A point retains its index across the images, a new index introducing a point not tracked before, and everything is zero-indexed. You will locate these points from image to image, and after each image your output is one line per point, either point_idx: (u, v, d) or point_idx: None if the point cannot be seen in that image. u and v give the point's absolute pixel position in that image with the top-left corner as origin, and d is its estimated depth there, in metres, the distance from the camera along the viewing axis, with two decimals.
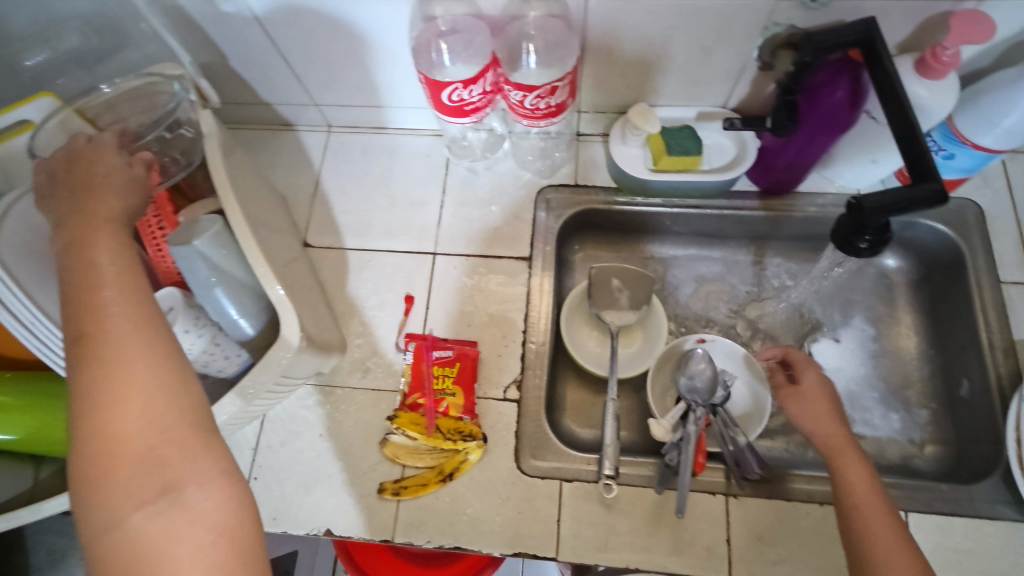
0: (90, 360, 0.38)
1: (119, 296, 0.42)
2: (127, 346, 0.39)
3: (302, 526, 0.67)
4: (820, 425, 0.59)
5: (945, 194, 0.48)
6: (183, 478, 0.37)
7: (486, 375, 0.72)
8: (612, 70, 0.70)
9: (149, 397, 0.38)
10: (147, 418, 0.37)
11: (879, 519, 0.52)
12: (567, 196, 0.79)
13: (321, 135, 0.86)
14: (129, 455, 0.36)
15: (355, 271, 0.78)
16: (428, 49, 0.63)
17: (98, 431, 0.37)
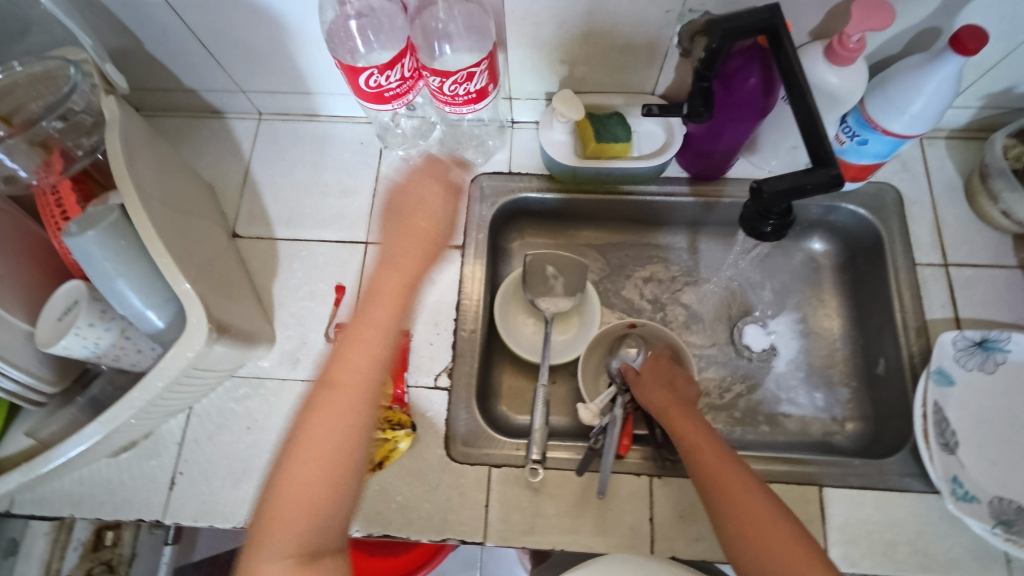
0: (309, 418, 0.53)
1: (347, 384, 0.55)
2: (342, 410, 0.54)
3: (230, 519, 0.66)
4: (653, 394, 0.64)
5: (841, 178, 0.49)
6: (281, 532, 0.51)
7: (417, 363, 0.72)
8: (536, 55, 0.69)
9: (348, 468, 0.53)
10: (342, 478, 0.53)
11: (722, 463, 0.54)
12: (500, 183, 0.79)
13: (251, 122, 0.84)
14: (307, 504, 0.52)
15: (286, 262, 0.77)
16: (344, 36, 0.62)
17: (307, 475, 0.52)
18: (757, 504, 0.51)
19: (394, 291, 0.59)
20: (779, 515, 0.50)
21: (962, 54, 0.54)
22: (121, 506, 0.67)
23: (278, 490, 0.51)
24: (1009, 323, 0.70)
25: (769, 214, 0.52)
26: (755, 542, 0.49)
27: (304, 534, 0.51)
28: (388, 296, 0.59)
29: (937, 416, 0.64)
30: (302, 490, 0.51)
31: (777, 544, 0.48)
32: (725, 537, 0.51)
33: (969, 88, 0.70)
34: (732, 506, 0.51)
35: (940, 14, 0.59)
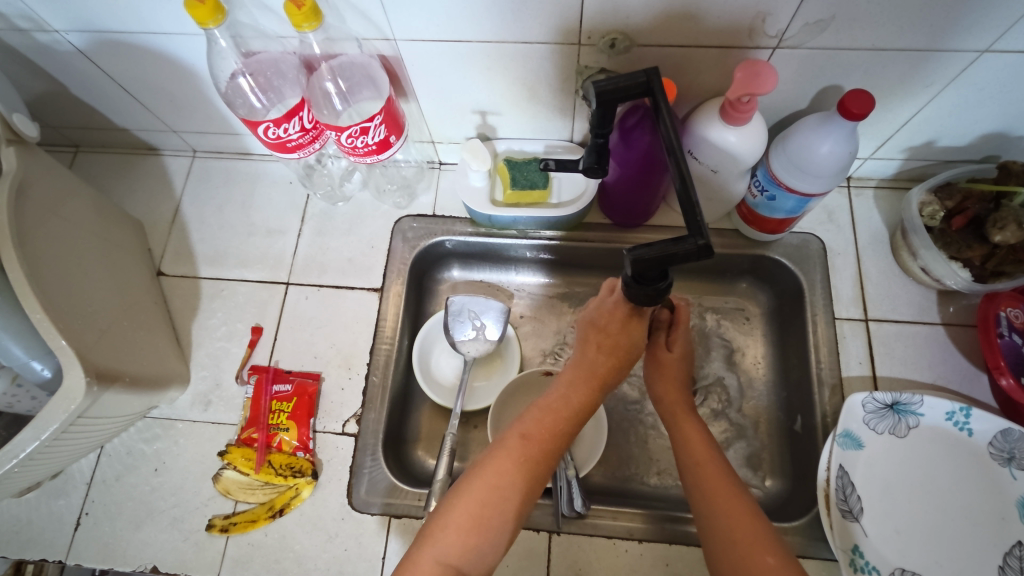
0: (513, 442, 0.54)
1: (541, 441, 0.54)
2: (529, 452, 0.54)
3: (130, 562, 0.66)
4: (668, 391, 0.63)
5: (710, 246, 0.49)
6: (480, 546, 0.49)
7: (327, 409, 0.72)
8: (450, 105, 0.70)
9: (519, 498, 0.52)
10: (503, 503, 0.51)
11: (720, 476, 0.53)
12: (425, 226, 0.80)
13: (186, 159, 0.86)
14: (472, 522, 0.50)
15: (206, 301, 0.78)
16: (239, 93, 0.63)
17: (473, 492, 0.51)
18: (751, 526, 0.49)
19: (578, 371, 0.60)
20: (773, 539, 0.48)
21: (849, 118, 0.54)
22: (26, 545, 0.68)
23: (481, 503, 0.51)
24: (928, 382, 0.68)
25: (643, 280, 0.51)
26: (747, 561, 0.47)
27: (487, 555, 0.50)
28: (584, 370, 0.60)
29: (841, 480, 0.63)
30: (478, 502, 0.51)
31: (756, 548, 0.47)
32: (711, 547, 0.50)
33: (888, 141, 0.68)
34: (727, 519, 0.50)
35: (835, 74, 0.59)
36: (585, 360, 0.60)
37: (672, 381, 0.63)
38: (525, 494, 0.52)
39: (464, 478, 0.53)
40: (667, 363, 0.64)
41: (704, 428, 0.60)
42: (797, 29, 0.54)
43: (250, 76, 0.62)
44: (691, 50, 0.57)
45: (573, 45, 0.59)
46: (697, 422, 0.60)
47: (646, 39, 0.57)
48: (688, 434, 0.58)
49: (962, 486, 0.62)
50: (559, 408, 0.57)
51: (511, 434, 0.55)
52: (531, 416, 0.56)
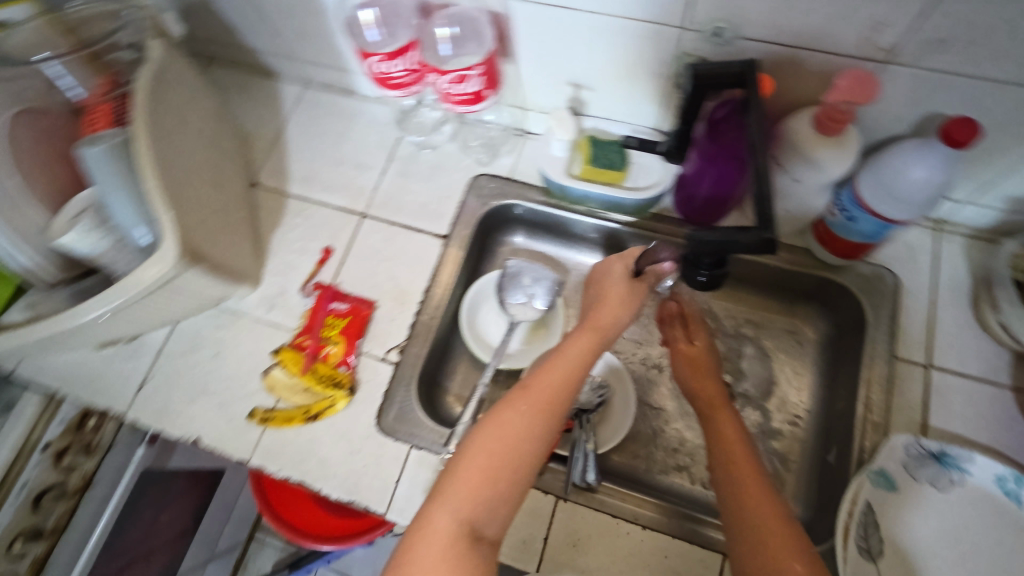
0: (520, 403, 0.54)
1: (549, 399, 0.54)
2: (538, 412, 0.53)
3: (178, 430, 0.73)
4: (702, 386, 0.63)
5: (774, 241, 0.49)
6: (491, 503, 0.50)
7: (375, 334, 0.76)
8: (545, 74, 0.73)
9: (529, 457, 0.52)
10: (510, 460, 0.51)
11: (750, 474, 0.52)
12: (497, 187, 0.83)
13: (297, 88, 0.93)
14: (485, 481, 0.50)
15: (288, 216, 0.84)
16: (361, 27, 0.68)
17: (487, 449, 0.51)
18: (784, 528, 0.47)
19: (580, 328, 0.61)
20: (803, 543, 0.47)
21: (952, 145, 0.52)
22: (95, 394, 0.76)
23: (493, 461, 0.51)
24: (982, 445, 0.65)
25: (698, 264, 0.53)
26: (774, 562, 0.46)
27: (497, 514, 0.50)
28: (590, 335, 0.60)
29: (865, 517, 0.61)
30: (491, 458, 0.51)
31: (785, 550, 0.46)
32: (736, 543, 0.49)
33: (990, 185, 0.65)
34: (755, 517, 0.49)
35: (946, 101, 0.57)
36: (587, 329, 0.60)
37: (704, 375, 0.64)
38: (534, 456, 0.52)
39: (476, 432, 0.53)
40: (697, 360, 0.66)
41: (740, 423, 0.58)
42: (913, 45, 0.52)
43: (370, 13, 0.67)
44: (796, 52, 0.57)
45: (679, 30, 0.60)
46: (733, 416, 0.59)
47: (753, 33, 0.57)
48: (721, 426, 0.58)
49: (999, 556, 0.58)
50: (566, 370, 0.56)
51: (516, 393, 0.55)
52: (536, 377, 0.56)
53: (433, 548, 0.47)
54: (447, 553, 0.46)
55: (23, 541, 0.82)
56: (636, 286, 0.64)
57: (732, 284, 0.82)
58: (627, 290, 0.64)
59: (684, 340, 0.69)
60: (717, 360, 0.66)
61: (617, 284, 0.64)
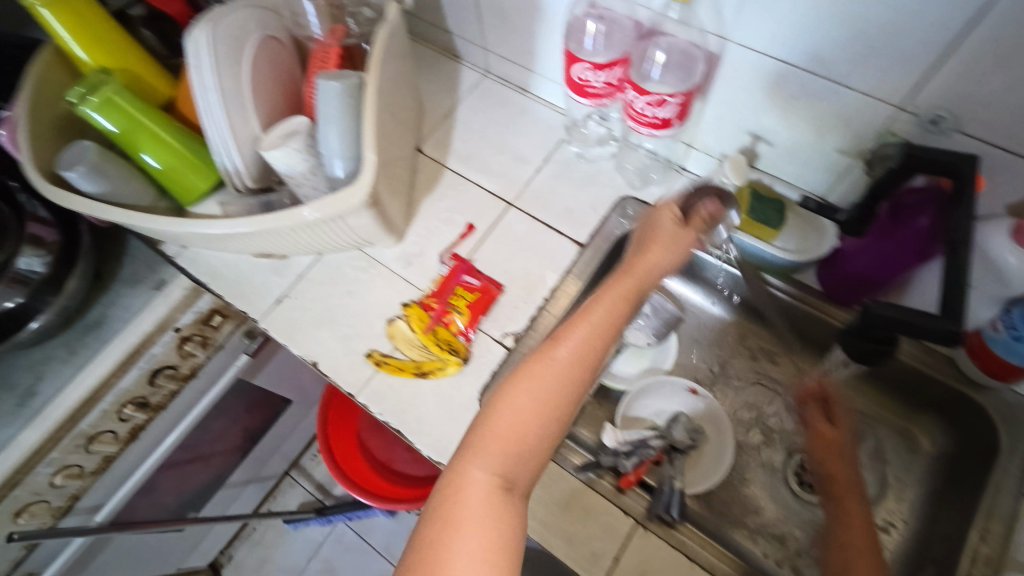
0: (544, 355, 0.54)
1: (581, 352, 0.55)
2: (569, 369, 0.54)
3: (301, 349, 0.79)
4: (834, 470, 0.65)
5: (960, 338, 0.49)
6: (522, 452, 0.51)
7: (496, 316, 0.79)
8: (729, 118, 0.74)
9: (561, 412, 0.53)
10: (536, 416, 0.52)
11: (872, 565, 0.56)
12: (643, 212, 0.85)
13: (476, 75, 0.99)
14: (516, 437, 0.51)
15: (442, 187, 0.90)
16: (579, 32, 0.72)
17: (513, 410, 0.52)
18: None
19: (614, 288, 0.60)
20: None
21: None
22: (237, 296, 0.83)
23: (522, 414, 0.51)
24: None
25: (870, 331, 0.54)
26: None
27: (529, 464, 0.51)
28: (619, 290, 0.59)
29: None
30: (525, 411, 0.51)
31: None
32: None
33: None
34: None
35: None
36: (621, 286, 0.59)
37: (838, 459, 0.66)
38: (564, 410, 0.53)
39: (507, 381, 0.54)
40: (830, 441, 0.68)
41: (869, 516, 0.61)
42: None
43: (596, 25, 0.71)
44: (1013, 158, 0.56)
45: (893, 109, 0.60)
46: (863, 508, 0.61)
47: (973, 129, 0.56)
48: (850, 514, 0.61)
49: None
50: (596, 323, 0.56)
51: (546, 346, 0.55)
52: (563, 332, 0.56)
53: (467, 501, 0.48)
54: (487, 501, 0.48)
55: (131, 408, 0.89)
56: (681, 221, 0.66)
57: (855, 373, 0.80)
58: (674, 232, 0.65)
59: (821, 420, 0.70)
60: (853, 451, 0.68)
61: (667, 227, 0.65)
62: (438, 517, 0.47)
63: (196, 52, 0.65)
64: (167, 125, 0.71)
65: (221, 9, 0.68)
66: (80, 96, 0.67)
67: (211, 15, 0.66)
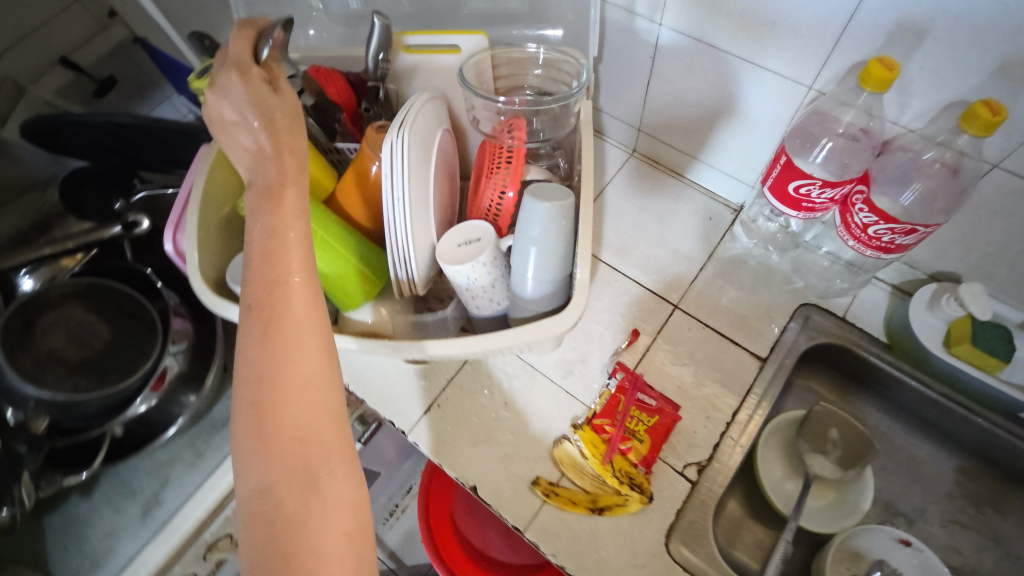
0: (261, 329, 0.43)
1: (293, 287, 0.44)
2: (297, 324, 0.43)
3: (456, 470, 0.71)
4: None
5: None
6: (321, 446, 0.42)
7: (675, 443, 0.71)
8: (957, 240, 0.66)
9: (327, 374, 0.44)
10: (299, 385, 0.42)
11: None
12: (830, 325, 0.77)
13: (624, 155, 0.92)
14: (306, 430, 0.42)
15: (599, 284, 0.82)
16: (808, 138, 0.65)
17: (268, 388, 0.42)
18: None
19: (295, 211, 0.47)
20: None
21: None
22: (383, 403, 0.75)
23: (257, 393, 0.41)
24: None
25: None
26: None
27: (326, 444, 0.42)
28: (298, 213, 0.47)
29: None
30: (304, 401, 0.42)
31: None
32: None
33: None
34: None
35: None
36: (282, 191, 0.47)
37: None
38: (335, 373, 0.45)
39: (249, 363, 0.42)
40: None
41: None
42: None
43: (834, 138, 0.63)
44: None
45: None
46: None
47: None
48: None
49: None
50: (281, 261, 0.44)
51: (266, 298, 0.43)
52: (251, 272, 0.44)
53: (289, 531, 0.40)
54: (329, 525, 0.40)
55: None
56: (256, 70, 0.50)
57: None
58: (292, 109, 0.51)
59: None
60: None
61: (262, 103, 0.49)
62: (273, 544, 0.39)
63: (393, 160, 0.58)
64: (331, 224, 0.62)
65: (411, 109, 0.62)
66: None
67: (407, 118, 0.60)
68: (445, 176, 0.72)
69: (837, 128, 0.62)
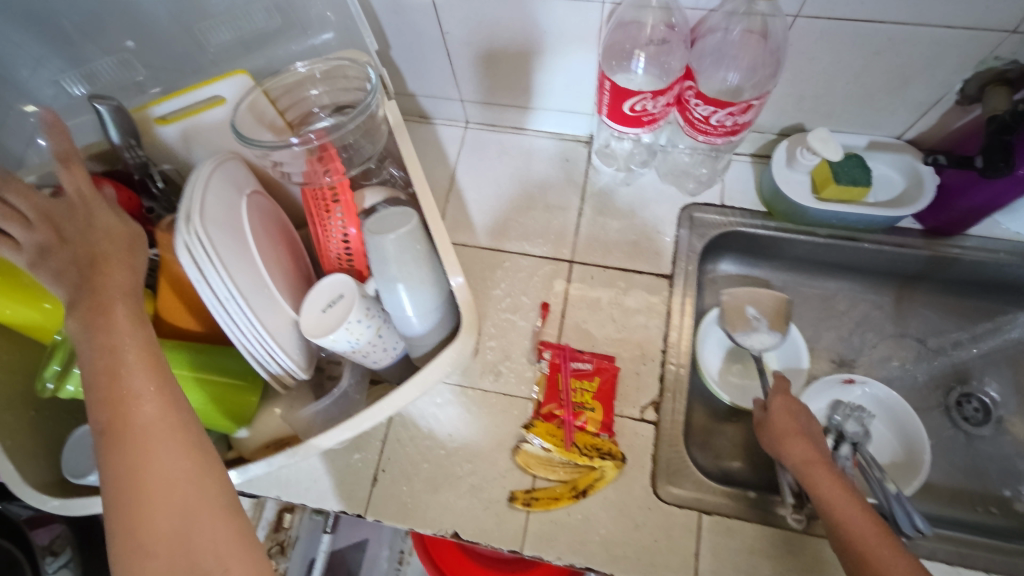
0: (115, 441, 0.42)
1: (141, 391, 0.43)
2: (152, 423, 0.42)
3: (430, 525, 0.66)
4: (803, 455, 0.58)
5: None
6: (201, 533, 0.40)
7: (624, 392, 0.70)
8: (789, 95, 0.67)
9: (200, 467, 0.42)
10: (173, 483, 0.41)
11: (862, 519, 0.53)
12: (714, 217, 0.77)
13: (459, 130, 0.86)
14: (182, 526, 0.40)
15: (489, 272, 0.77)
16: (624, 54, 0.63)
17: (134, 489, 0.40)
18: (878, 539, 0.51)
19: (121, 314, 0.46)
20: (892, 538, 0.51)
21: None
22: (325, 496, 0.68)
23: (126, 512, 0.40)
24: None
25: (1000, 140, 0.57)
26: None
27: (215, 539, 0.41)
28: (122, 315, 0.46)
29: None
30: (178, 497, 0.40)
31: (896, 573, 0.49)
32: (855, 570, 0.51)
33: None
34: (850, 533, 0.53)
35: None
36: (105, 300, 0.46)
37: (796, 436, 0.60)
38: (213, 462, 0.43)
39: (110, 478, 0.41)
40: (781, 426, 0.61)
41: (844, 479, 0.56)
42: None
43: (646, 47, 0.61)
44: None
45: (1005, 35, 0.55)
46: (833, 471, 0.57)
47: None
48: (831, 493, 0.55)
49: None
50: (119, 372, 0.43)
51: (117, 409, 0.42)
52: (94, 387, 0.43)
53: None
54: None
55: None
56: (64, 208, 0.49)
57: (981, 301, 0.77)
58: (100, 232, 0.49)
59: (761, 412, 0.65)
60: (805, 414, 0.62)
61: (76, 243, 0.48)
62: None
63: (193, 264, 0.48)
64: None
65: (195, 190, 0.51)
66: (58, 380, 0.51)
67: (194, 206, 0.49)
68: (282, 233, 0.64)
69: (646, 33, 0.60)
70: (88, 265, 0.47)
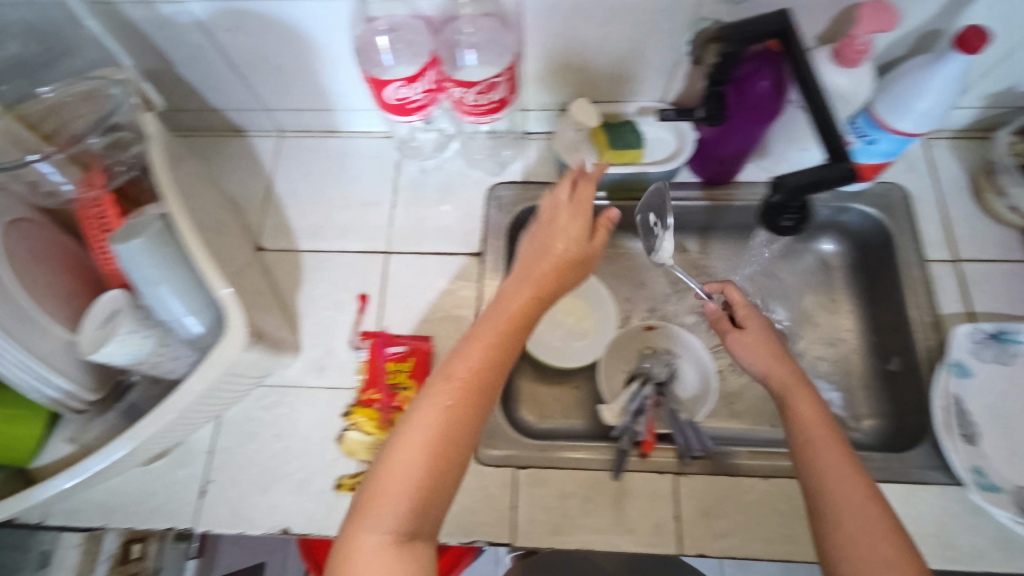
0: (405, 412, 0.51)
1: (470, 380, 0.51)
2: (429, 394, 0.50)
3: (259, 526, 0.67)
4: (775, 367, 0.59)
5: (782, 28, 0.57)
6: (433, 506, 0.47)
7: (441, 367, 0.73)
8: (551, 72, 0.73)
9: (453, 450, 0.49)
10: (442, 456, 0.48)
11: (836, 450, 0.52)
12: (516, 193, 0.81)
13: (273, 139, 0.87)
14: (430, 487, 0.47)
15: (309, 273, 0.79)
16: (371, 49, 0.66)
17: (411, 453, 0.47)
18: (852, 471, 0.51)
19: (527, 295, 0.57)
20: (861, 474, 0.51)
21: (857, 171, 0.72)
22: (153, 515, 0.68)
23: (390, 474, 0.47)
24: (1017, 315, 0.72)
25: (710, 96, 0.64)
26: (835, 504, 0.49)
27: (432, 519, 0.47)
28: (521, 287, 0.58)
29: (956, 408, 0.66)
30: (433, 440, 0.48)
31: (852, 516, 0.48)
32: (818, 493, 0.51)
33: (972, 89, 0.73)
34: (823, 460, 0.52)
35: (939, 18, 0.65)
36: (524, 294, 0.57)
37: (767, 354, 0.60)
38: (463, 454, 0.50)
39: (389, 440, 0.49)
40: (748, 338, 0.62)
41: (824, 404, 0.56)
42: None
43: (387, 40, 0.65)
44: None
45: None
46: (814, 396, 0.56)
47: None
48: (802, 413, 0.55)
49: None
50: (467, 353, 0.52)
51: (454, 380, 0.50)
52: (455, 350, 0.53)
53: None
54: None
55: None
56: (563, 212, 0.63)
57: None
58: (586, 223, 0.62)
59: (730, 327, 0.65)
60: (777, 339, 0.62)
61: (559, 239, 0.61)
62: None
63: None
64: None
65: None
66: None
67: None
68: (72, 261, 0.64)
69: (380, 26, 0.65)
70: (551, 276, 0.59)
